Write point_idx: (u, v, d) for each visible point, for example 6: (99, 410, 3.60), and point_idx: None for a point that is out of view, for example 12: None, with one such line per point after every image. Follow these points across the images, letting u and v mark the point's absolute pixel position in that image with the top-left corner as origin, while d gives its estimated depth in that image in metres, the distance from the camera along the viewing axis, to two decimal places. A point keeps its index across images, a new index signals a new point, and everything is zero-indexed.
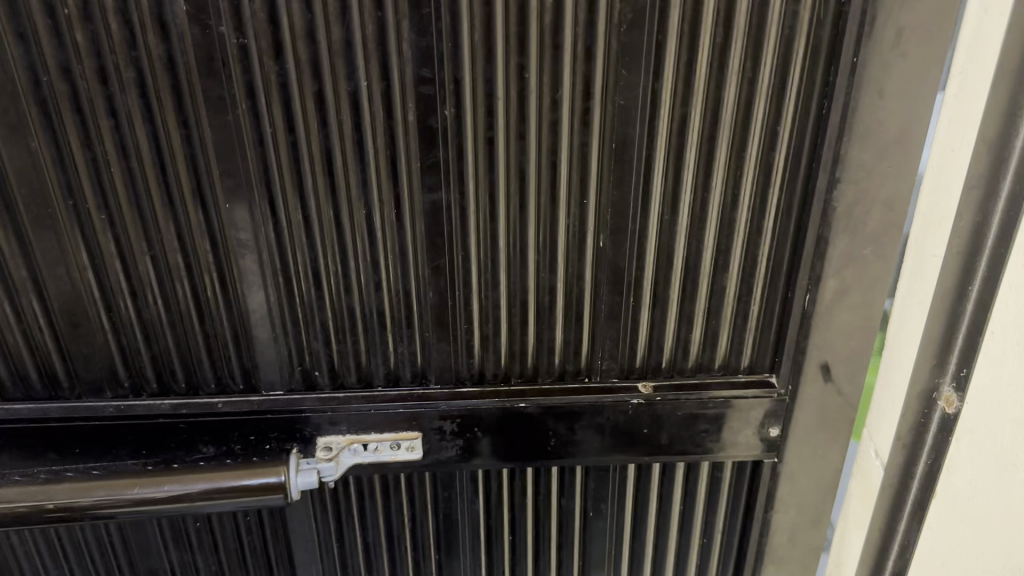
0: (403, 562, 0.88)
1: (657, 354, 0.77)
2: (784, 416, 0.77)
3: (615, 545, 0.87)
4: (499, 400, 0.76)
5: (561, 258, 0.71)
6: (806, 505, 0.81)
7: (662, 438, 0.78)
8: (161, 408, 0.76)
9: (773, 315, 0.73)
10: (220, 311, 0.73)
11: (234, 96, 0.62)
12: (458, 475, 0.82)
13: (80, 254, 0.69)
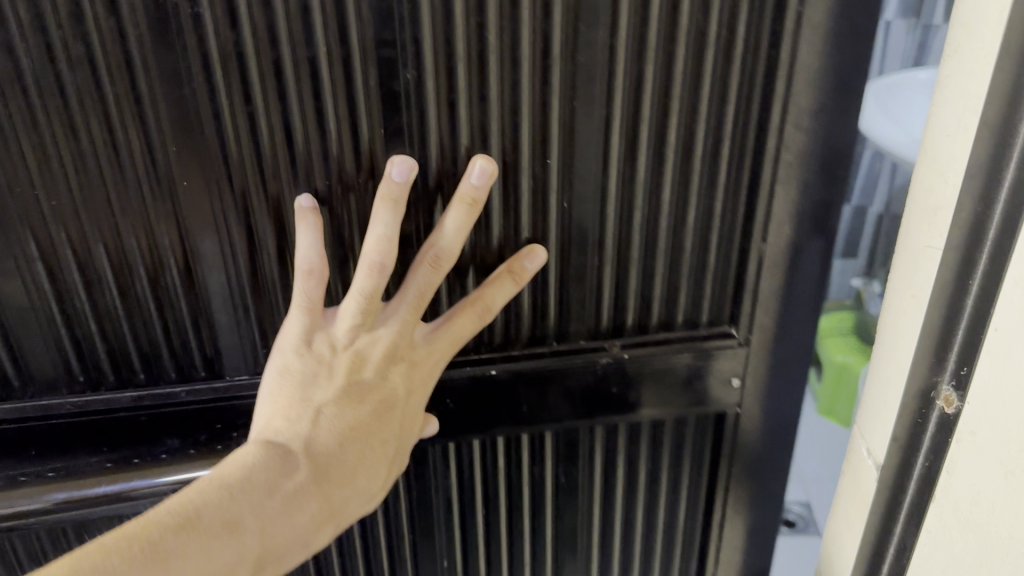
0: (376, 545, 0.86)
1: (622, 313, 0.77)
2: (746, 365, 0.79)
3: (587, 508, 0.88)
4: (470, 368, 0.76)
5: (525, 219, 0.70)
6: (764, 454, 0.85)
7: (632, 397, 0.79)
8: (121, 401, 0.74)
9: (731, 267, 0.75)
10: (180, 297, 0.71)
11: (190, 68, 0.60)
12: (431, 453, 0.81)
13: (28, 246, 0.66)
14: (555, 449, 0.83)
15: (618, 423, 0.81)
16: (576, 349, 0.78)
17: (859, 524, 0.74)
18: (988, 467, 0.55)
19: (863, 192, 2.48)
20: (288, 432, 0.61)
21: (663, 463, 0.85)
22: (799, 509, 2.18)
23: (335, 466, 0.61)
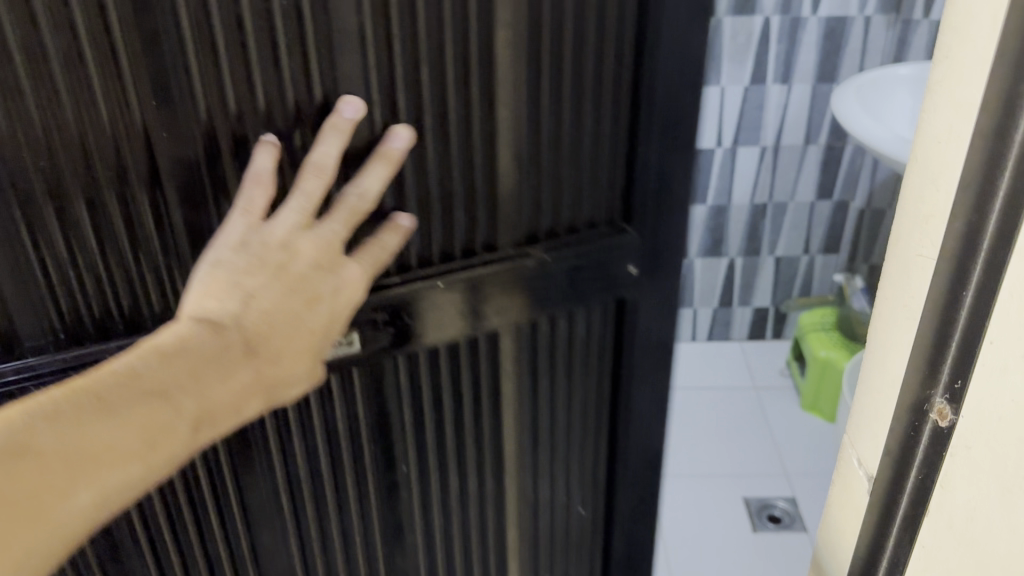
0: (341, 458, 0.97)
1: (541, 220, 0.93)
2: (637, 252, 0.99)
3: (521, 392, 1.05)
4: (419, 282, 0.89)
5: (454, 127, 0.83)
6: (652, 324, 1.06)
7: (552, 291, 0.97)
8: (110, 350, 0.80)
9: (617, 168, 0.94)
10: (155, 242, 0.78)
11: (167, 27, 0.69)
12: (388, 364, 0.94)
13: (16, 206, 0.72)
14: (497, 352, 1.00)
15: (544, 318, 0.99)
16: (506, 256, 0.92)
17: (852, 534, 0.74)
18: (988, 481, 0.56)
19: (845, 187, 2.47)
20: (220, 311, 0.70)
21: (579, 357, 1.06)
22: (783, 504, 2.20)
23: (262, 343, 0.71)
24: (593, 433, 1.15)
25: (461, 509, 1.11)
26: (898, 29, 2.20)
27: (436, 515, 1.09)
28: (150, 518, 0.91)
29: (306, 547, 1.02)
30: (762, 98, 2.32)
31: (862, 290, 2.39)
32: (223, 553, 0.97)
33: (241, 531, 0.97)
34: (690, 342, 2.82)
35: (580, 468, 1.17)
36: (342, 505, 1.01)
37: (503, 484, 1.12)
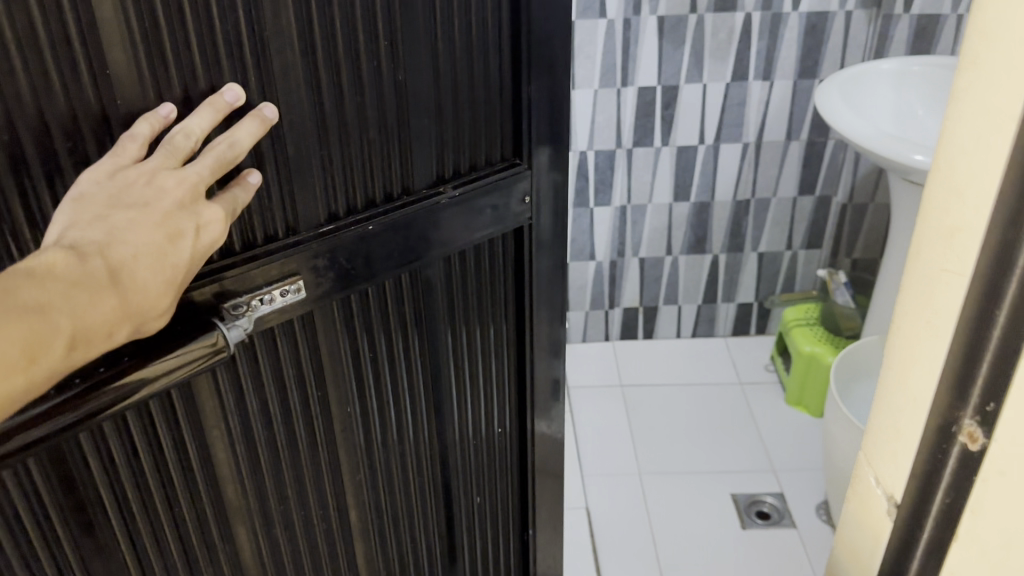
0: (292, 408, 0.97)
1: (448, 161, 0.98)
2: (526, 180, 1.07)
3: (443, 327, 1.10)
4: (353, 228, 0.91)
5: (370, 79, 0.87)
6: (550, 250, 1.16)
7: (461, 223, 1.02)
8: None
9: (506, 112, 1.02)
10: None
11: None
12: (334, 308, 0.95)
13: None
14: (424, 288, 1.04)
15: (456, 251, 1.05)
16: (423, 195, 0.96)
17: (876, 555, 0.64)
18: None
19: (827, 182, 2.48)
20: (87, 241, 0.67)
21: (484, 285, 1.12)
22: (772, 500, 2.20)
23: (127, 274, 0.67)
24: (503, 367, 1.23)
25: (399, 455, 1.14)
26: (878, 24, 2.20)
27: (381, 465, 1.12)
28: (123, 504, 0.85)
29: (269, 514, 1.01)
30: (743, 93, 2.32)
31: (844, 284, 2.40)
32: (199, 539, 0.94)
33: (214, 509, 0.94)
34: (675, 339, 2.82)
35: (492, 403, 1.24)
36: (294, 462, 1.01)
37: (434, 422, 1.17)
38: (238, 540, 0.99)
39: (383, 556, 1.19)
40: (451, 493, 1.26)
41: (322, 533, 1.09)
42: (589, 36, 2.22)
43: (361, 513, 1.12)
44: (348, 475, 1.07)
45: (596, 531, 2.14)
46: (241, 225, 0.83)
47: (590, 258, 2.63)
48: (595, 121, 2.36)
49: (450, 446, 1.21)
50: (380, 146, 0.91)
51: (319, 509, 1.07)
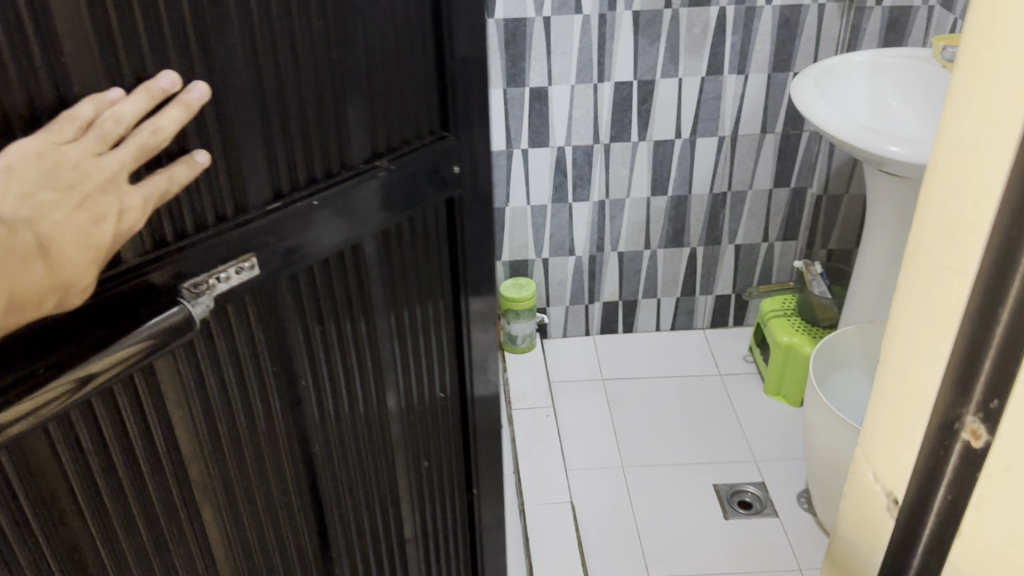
0: (246, 389, 0.89)
1: (387, 133, 0.92)
2: (463, 153, 1.02)
3: (392, 303, 1.05)
4: (295, 205, 0.84)
5: (306, 52, 0.80)
6: (479, 226, 1.12)
7: (399, 198, 0.96)
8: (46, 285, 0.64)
9: (436, 82, 0.97)
10: None
11: None
12: (281, 288, 0.88)
13: None
14: (370, 259, 0.98)
15: (395, 224, 0.99)
16: (362, 169, 0.90)
17: (873, 558, 0.59)
18: None
19: (802, 174, 2.51)
20: (11, 217, 0.61)
21: (422, 258, 1.07)
22: (753, 490, 2.22)
23: (57, 248, 0.63)
24: (444, 342, 1.19)
25: (357, 436, 1.09)
26: (851, 16, 2.22)
27: (339, 450, 1.06)
28: (101, 512, 0.78)
29: (238, 507, 0.94)
30: (718, 87, 2.33)
31: (820, 276, 2.43)
32: (175, 542, 0.88)
33: (186, 508, 0.88)
34: (654, 331, 2.84)
35: (435, 381, 1.20)
36: (258, 451, 0.94)
37: (384, 403, 1.11)
38: (211, 538, 0.92)
39: (347, 553, 1.14)
40: (400, 482, 1.21)
41: (289, 527, 1.03)
42: (565, 32, 2.22)
43: (324, 502, 1.07)
44: (309, 459, 1.02)
45: (582, 526, 2.14)
46: (192, 204, 0.75)
47: (569, 253, 2.64)
48: (572, 116, 2.36)
49: (398, 428, 1.16)
50: (320, 118, 0.84)
51: (284, 499, 1.01)
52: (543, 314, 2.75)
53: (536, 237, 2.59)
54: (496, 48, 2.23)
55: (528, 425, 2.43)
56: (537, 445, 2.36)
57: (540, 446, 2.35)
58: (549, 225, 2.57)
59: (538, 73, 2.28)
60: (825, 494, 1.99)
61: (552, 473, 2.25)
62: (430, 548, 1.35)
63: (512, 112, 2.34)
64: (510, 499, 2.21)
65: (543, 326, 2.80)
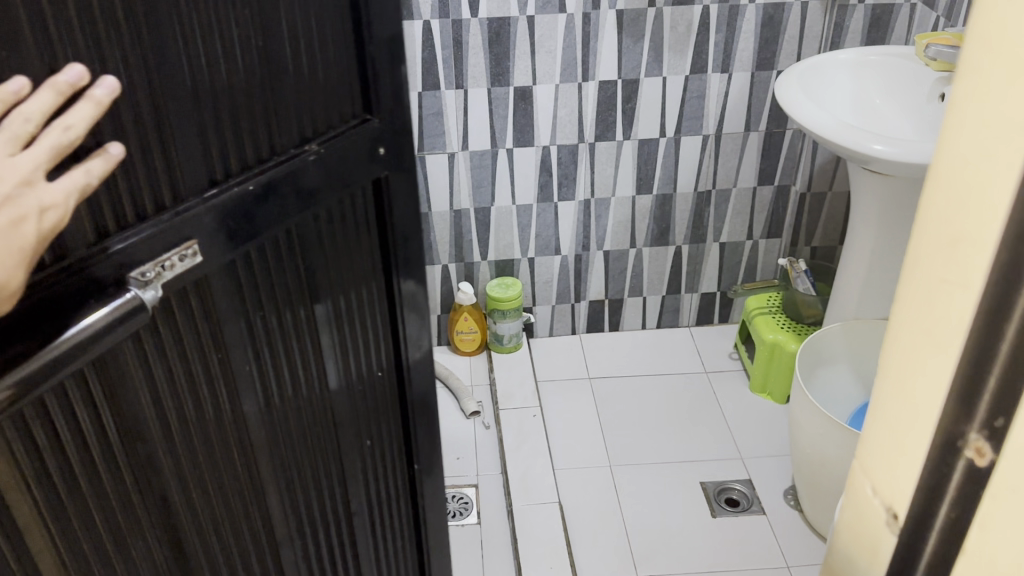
0: (197, 387, 0.84)
1: (313, 118, 0.89)
2: (386, 134, 1.00)
3: (325, 286, 1.01)
4: (233, 188, 0.79)
5: (237, 39, 0.77)
6: (405, 203, 1.09)
7: (329, 181, 0.93)
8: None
9: (356, 67, 0.94)
10: None
11: None
12: (225, 275, 0.83)
13: None
14: (303, 238, 0.94)
15: (325, 207, 0.94)
16: (290, 154, 0.87)
17: None
18: None
19: (786, 171, 2.51)
20: None
21: (351, 238, 1.03)
22: (741, 487, 2.23)
23: None
24: (379, 323, 1.15)
25: (303, 427, 1.05)
26: (834, 14, 2.22)
27: (285, 444, 1.02)
28: (73, 532, 0.74)
29: (195, 501, 0.88)
30: (703, 86, 2.33)
31: (805, 272, 2.39)
32: (137, 544, 0.81)
33: (146, 508, 0.81)
34: (640, 330, 2.84)
35: (372, 362, 1.17)
36: (209, 441, 0.88)
37: (324, 386, 1.07)
38: (173, 536, 0.86)
39: (297, 545, 1.09)
40: (345, 468, 1.17)
41: (241, 521, 0.97)
42: (549, 30, 2.21)
43: (272, 494, 1.02)
44: (256, 449, 0.96)
45: (570, 526, 2.14)
46: (130, 190, 0.70)
47: (554, 253, 2.63)
48: (557, 115, 2.35)
49: (339, 408, 1.12)
50: (249, 102, 0.81)
51: (237, 490, 0.95)
52: (529, 314, 2.74)
53: (521, 236, 2.58)
54: (481, 46, 2.22)
55: (516, 425, 2.41)
56: (524, 445, 2.34)
57: (527, 445, 2.34)
58: (534, 224, 2.56)
59: (522, 72, 2.27)
60: (812, 492, 2.00)
61: (540, 474, 2.24)
62: (379, 538, 1.31)
63: (497, 111, 2.32)
64: (499, 501, 2.20)
65: (529, 325, 2.80)
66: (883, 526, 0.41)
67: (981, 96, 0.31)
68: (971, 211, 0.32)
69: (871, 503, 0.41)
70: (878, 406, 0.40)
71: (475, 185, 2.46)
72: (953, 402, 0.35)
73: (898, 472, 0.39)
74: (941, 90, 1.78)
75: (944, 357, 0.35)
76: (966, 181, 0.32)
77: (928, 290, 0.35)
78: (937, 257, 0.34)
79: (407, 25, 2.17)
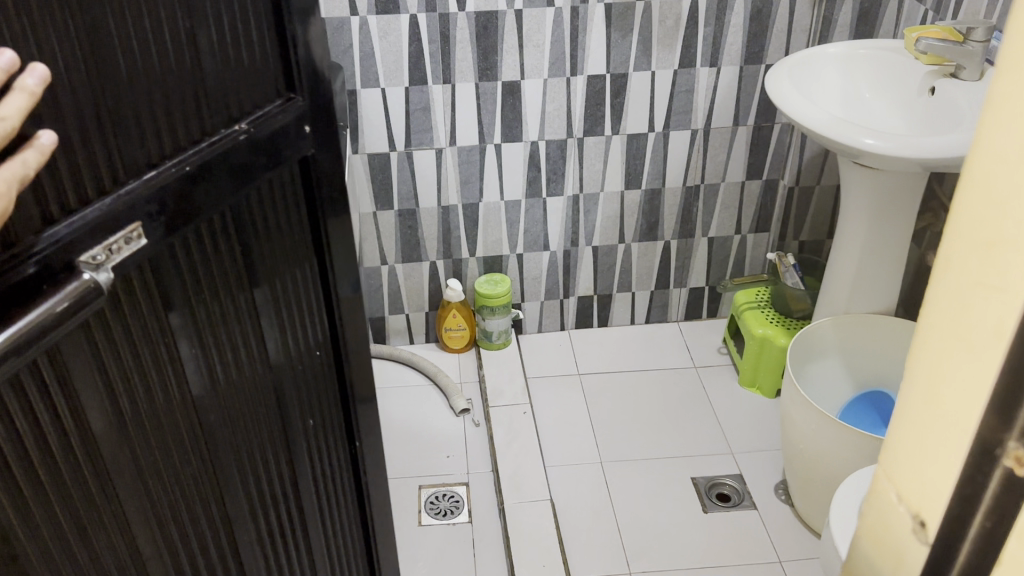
0: (146, 373, 0.81)
1: (240, 98, 0.86)
2: (312, 112, 0.97)
3: (262, 265, 0.97)
4: (172, 167, 0.76)
5: (166, 17, 0.74)
6: (335, 181, 1.06)
7: (260, 161, 0.89)
8: None
9: (283, 44, 0.91)
10: None
11: None
12: (168, 257, 0.79)
13: None
14: (238, 219, 0.90)
15: (257, 186, 0.91)
16: (221, 134, 0.83)
17: None
18: None
19: (774, 166, 2.51)
20: None
21: (284, 215, 0.99)
22: (731, 483, 2.23)
23: None
24: (316, 303, 1.12)
25: (252, 411, 1.01)
26: (823, 8, 2.22)
27: (236, 427, 0.98)
28: (35, 529, 0.70)
29: (150, 489, 0.84)
30: (691, 80, 2.32)
31: (794, 267, 2.42)
32: (96, 533, 0.77)
33: (104, 495, 0.77)
34: (629, 325, 2.83)
35: (310, 340, 1.12)
36: (161, 427, 0.84)
37: (268, 368, 1.03)
38: (132, 525, 0.82)
39: (252, 529, 1.05)
40: (293, 450, 1.13)
41: (198, 510, 0.93)
42: (537, 25, 2.19)
43: (228, 479, 0.98)
44: (209, 433, 0.93)
45: (561, 524, 2.13)
46: (72, 175, 0.67)
47: (544, 249, 2.62)
48: (546, 110, 2.33)
49: (284, 390, 1.08)
50: (178, 82, 0.78)
51: (192, 477, 0.91)
52: (517, 310, 2.72)
53: (509, 233, 2.57)
54: (468, 41, 2.19)
55: (506, 422, 2.38)
56: (514, 442, 2.31)
57: (518, 442, 2.31)
58: (523, 220, 2.54)
59: (509, 67, 2.24)
60: (804, 487, 2.00)
61: (531, 470, 2.22)
62: (330, 525, 1.27)
63: (485, 106, 2.30)
64: (489, 499, 2.19)
65: (518, 322, 2.78)
66: (909, 536, 0.37)
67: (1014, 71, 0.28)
68: (1002, 217, 0.29)
69: (896, 510, 0.38)
70: (905, 410, 0.37)
71: (463, 180, 2.43)
72: (989, 408, 0.31)
73: (925, 479, 0.35)
74: (931, 83, 1.78)
75: (972, 358, 0.32)
76: (998, 193, 0.29)
77: (958, 292, 0.32)
78: (973, 261, 0.31)
79: (394, 19, 2.14)
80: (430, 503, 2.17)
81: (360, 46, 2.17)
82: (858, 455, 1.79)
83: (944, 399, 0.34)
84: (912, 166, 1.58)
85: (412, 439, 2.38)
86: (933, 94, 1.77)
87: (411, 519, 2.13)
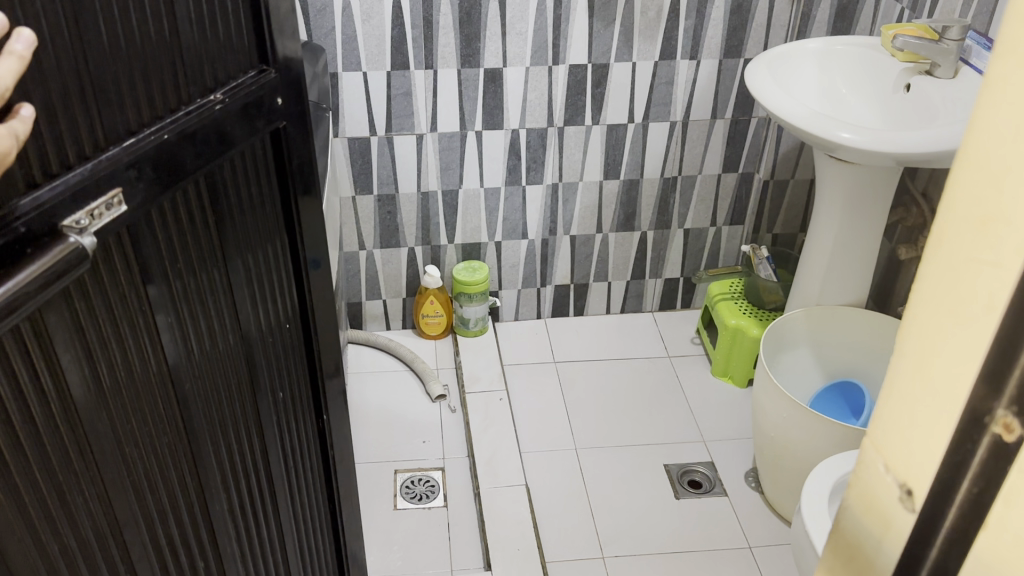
0: (123, 341, 0.80)
1: (215, 69, 0.86)
2: (283, 83, 0.96)
3: (236, 237, 0.97)
4: (150, 135, 0.75)
5: None
6: (302, 155, 1.05)
7: (234, 134, 0.88)
8: None
9: (257, 17, 0.90)
10: None
11: None
12: (144, 228, 0.78)
13: None
14: (213, 190, 0.89)
15: (230, 157, 0.89)
16: (197, 104, 0.82)
17: None
18: None
19: (750, 158, 2.54)
20: None
21: (254, 187, 0.98)
22: (703, 470, 2.27)
23: None
24: (286, 276, 1.11)
25: (226, 383, 1.01)
26: (801, 4, 2.25)
27: (212, 398, 0.98)
28: (16, 493, 0.69)
29: (129, 457, 0.83)
30: (671, 72, 2.34)
31: (767, 259, 2.45)
32: (75, 499, 0.76)
33: (84, 462, 0.77)
34: (605, 315, 2.85)
35: (281, 313, 1.12)
36: (138, 396, 0.84)
37: (241, 339, 1.03)
38: (111, 493, 0.81)
39: (226, 502, 1.05)
40: (263, 423, 1.12)
41: (174, 480, 0.92)
42: (521, 12, 2.19)
43: (205, 449, 0.98)
44: (186, 403, 0.92)
45: (537, 509, 2.15)
46: (54, 142, 0.66)
47: (522, 237, 2.63)
48: (527, 98, 2.34)
49: (257, 364, 1.07)
50: (157, 51, 0.77)
51: (168, 447, 0.90)
52: (495, 298, 2.73)
53: (489, 220, 2.57)
54: (451, 27, 2.19)
55: (482, 409, 2.39)
56: (491, 428, 2.33)
57: (494, 428, 2.32)
58: (501, 208, 2.55)
59: (492, 54, 2.24)
60: (774, 474, 2.04)
61: (506, 456, 2.23)
62: (298, 506, 1.27)
63: (467, 94, 2.30)
64: (464, 484, 2.20)
65: (494, 309, 2.79)
66: (896, 504, 0.39)
67: (1014, 46, 0.30)
68: (1001, 196, 0.31)
69: (883, 481, 0.40)
70: (895, 381, 0.38)
71: (443, 166, 2.43)
72: (980, 374, 0.33)
73: (911, 446, 0.37)
74: (907, 79, 1.82)
75: (964, 329, 0.33)
76: (994, 171, 0.31)
77: (951, 267, 0.34)
78: (966, 237, 0.33)
79: (376, 2, 2.12)
80: (405, 488, 2.18)
81: (342, 29, 2.16)
82: (827, 443, 1.83)
83: (934, 377, 0.35)
84: (888, 161, 1.61)
85: (387, 424, 2.38)
86: (908, 90, 1.81)
87: (387, 503, 2.14)
